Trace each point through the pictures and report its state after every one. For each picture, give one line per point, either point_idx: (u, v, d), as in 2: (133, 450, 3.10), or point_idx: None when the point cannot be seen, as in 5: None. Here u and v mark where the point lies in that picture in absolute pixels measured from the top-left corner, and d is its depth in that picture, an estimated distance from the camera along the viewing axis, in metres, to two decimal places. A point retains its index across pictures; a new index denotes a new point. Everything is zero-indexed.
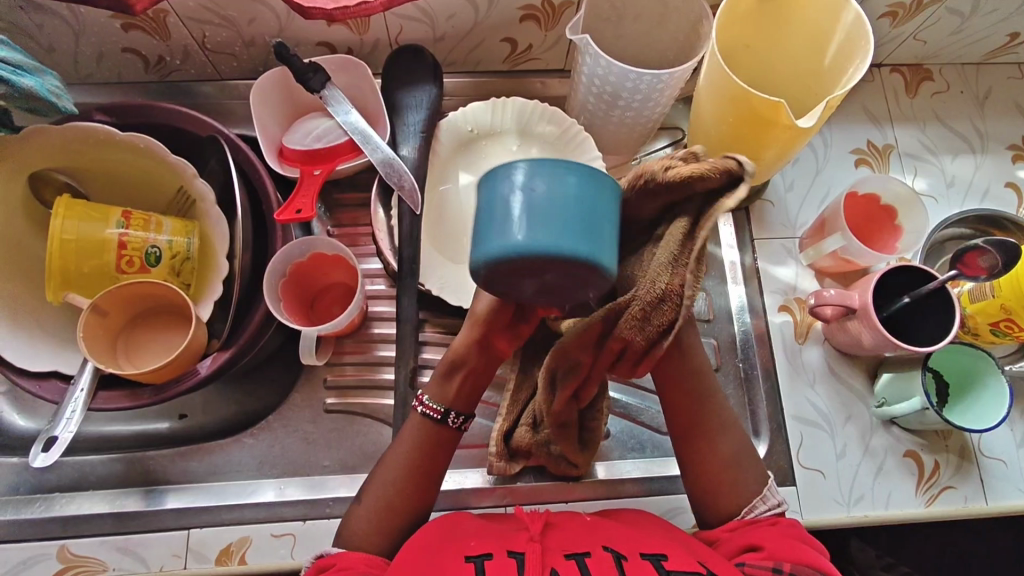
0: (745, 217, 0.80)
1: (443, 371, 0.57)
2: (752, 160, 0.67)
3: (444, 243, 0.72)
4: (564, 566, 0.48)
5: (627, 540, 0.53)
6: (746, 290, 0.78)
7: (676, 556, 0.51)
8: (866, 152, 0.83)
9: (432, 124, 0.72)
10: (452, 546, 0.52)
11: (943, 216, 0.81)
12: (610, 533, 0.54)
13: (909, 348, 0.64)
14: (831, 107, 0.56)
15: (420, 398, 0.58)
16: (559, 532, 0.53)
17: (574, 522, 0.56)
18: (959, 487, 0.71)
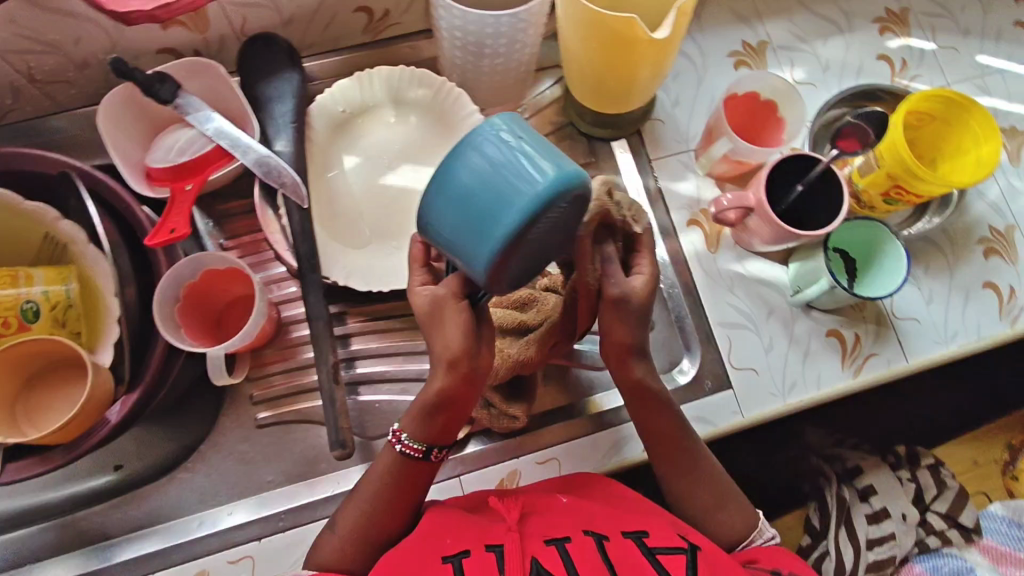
0: (640, 141, 0.80)
1: (423, 412, 0.55)
2: (630, 83, 0.67)
3: (342, 231, 0.69)
4: (546, 553, 0.51)
5: (609, 518, 0.57)
6: (653, 213, 0.78)
7: (656, 531, 0.56)
8: (742, 54, 0.84)
9: (301, 111, 0.69)
10: (432, 546, 0.53)
11: (821, 101, 0.82)
12: (588, 509, 0.58)
13: (809, 235, 0.66)
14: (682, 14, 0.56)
15: (398, 436, 0.56)
16: (538, 514, 0.56)
17: (550, 504, 0.58)
18: (881, 352, 0.75)
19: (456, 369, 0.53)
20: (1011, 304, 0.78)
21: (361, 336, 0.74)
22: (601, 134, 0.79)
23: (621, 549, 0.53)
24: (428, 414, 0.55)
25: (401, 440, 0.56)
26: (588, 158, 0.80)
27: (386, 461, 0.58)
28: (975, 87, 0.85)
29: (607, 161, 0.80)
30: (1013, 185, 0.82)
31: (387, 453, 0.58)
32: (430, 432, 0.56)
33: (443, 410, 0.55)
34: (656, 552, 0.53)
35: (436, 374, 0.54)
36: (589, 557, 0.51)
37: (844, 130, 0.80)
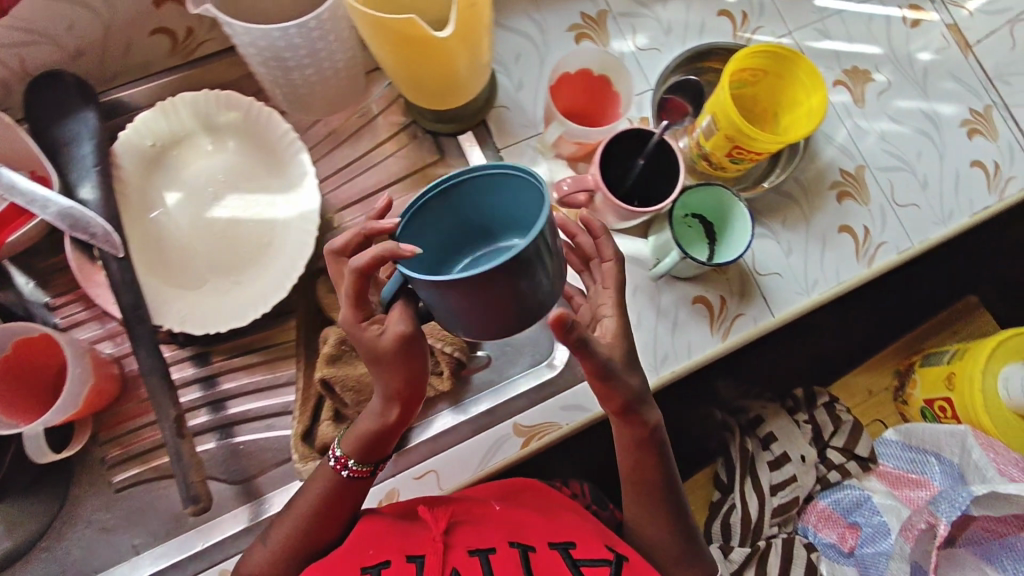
0: (486, 131, 0.77)
1: (372, 442, 0.58)
2: (445, 80, 0.64)
3: (171, 273, 0.65)
4: (470, 564, 0.53)
5: (540, 529, 0.59)
6: None
7: (583, 542, 0.58)
8: (582, 26, 0.81)
9: (104, 151, 0.64)
10: (354, 557, 0.55)
11: (660, 66, 0.81)
12: (519, 519, 0.60)
13: (649, 212, 0.65)
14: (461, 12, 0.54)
15: (343, 462, 0.59)
16: (468, 528, 0.57)
17: (484, 515, 0.60)
18: (748, 311, 0.76)
19: (405, 400, 0.56)
20: (867, 243, 0.80)
21: (232, 374, 0.72)
22: (445, 130, 0.77)
23: (547, 561, 0.55)
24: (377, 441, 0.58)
25: (346, 467, 0.59)
26: (435, 156, 0.77)
27: (326, 484, 0.59)
28: (816, 31, 0.85)
29: (456, 156, 0.77)
30: (859, 125, 0.83)
31: (323, 476, 0.60)
32: (372, 453, 0.58)
33: (385, 438, 0.58)
34: (580, 565, 0.56)
35: (390, 408, 0.57)
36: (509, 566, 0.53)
37: (670, 101, 0.80)
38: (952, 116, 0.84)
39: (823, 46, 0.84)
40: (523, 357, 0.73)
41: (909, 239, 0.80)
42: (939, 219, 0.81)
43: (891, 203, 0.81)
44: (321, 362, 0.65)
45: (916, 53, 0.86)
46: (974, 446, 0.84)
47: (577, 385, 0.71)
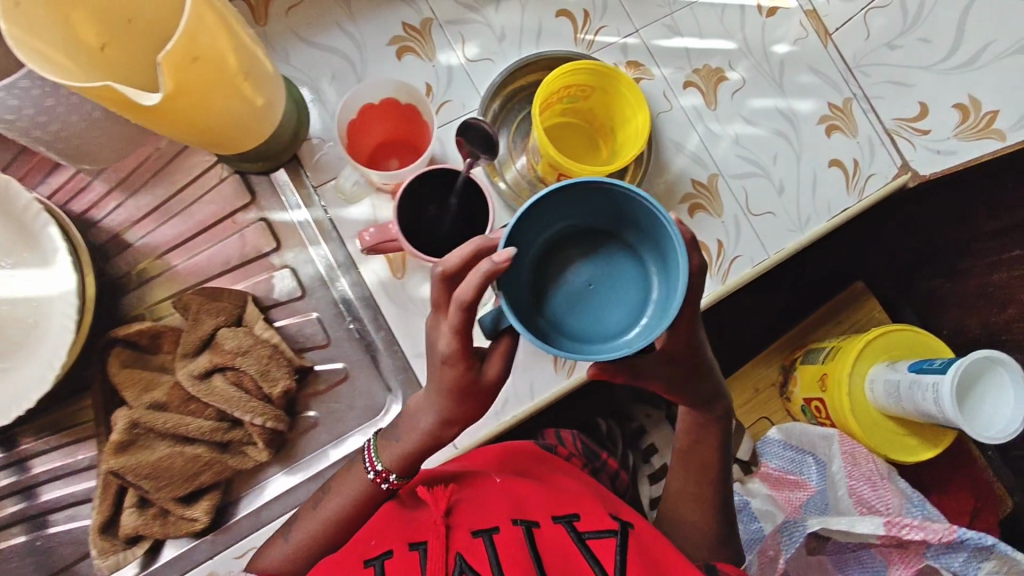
0: (298, 167, 0.70)
1: (413, 460, 0.60)
2: (215, 143, 0.58)
3: None
4: (473, 546, 0.52)
5: (539, 506, 0.59)
6: (328, 247, 0.70)
7: (588, 515, 0.58)
8: (404, 38, 0.73)
9: None
10: (358, 549, 0.56)
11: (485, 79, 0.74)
12: (522, 494, 0.60)
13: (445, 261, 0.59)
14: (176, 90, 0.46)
15: (385, 475, 0.61)
16: (467, 505, 0.58)
17: (487, 493, 0.60)
18: None
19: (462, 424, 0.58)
20: (720, 259, 0.76)
21: (44, 458, 0.65)
22: (253, 168, 0.68)
23: (552, 537, 0.55)
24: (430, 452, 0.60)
25: (387, 480, 0.61)
26: (246, 199, 0.70)
27: (362, 490, 0.61)
28: (664, 28, 0.78)
29: (267, 198, 0.70)
30: (711, 130, 0.78)
31: (357, 482, 0.62)
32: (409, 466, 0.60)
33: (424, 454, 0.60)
34: (584, 536, 0.55)
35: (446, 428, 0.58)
36: (514, 543, 0.52)
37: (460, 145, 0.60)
38: (810, 113, 0.79)
39: (673, 44, 0.78)
40: (353, 411, 0.69)
41: (763, 250, 0.77)
42: (794, 226, 0.78)
43: (744, 213, 0.77)
44: (110, 452, 0.60)
45: (773, 45, 0.80)
46: (836, 452, 0.87)
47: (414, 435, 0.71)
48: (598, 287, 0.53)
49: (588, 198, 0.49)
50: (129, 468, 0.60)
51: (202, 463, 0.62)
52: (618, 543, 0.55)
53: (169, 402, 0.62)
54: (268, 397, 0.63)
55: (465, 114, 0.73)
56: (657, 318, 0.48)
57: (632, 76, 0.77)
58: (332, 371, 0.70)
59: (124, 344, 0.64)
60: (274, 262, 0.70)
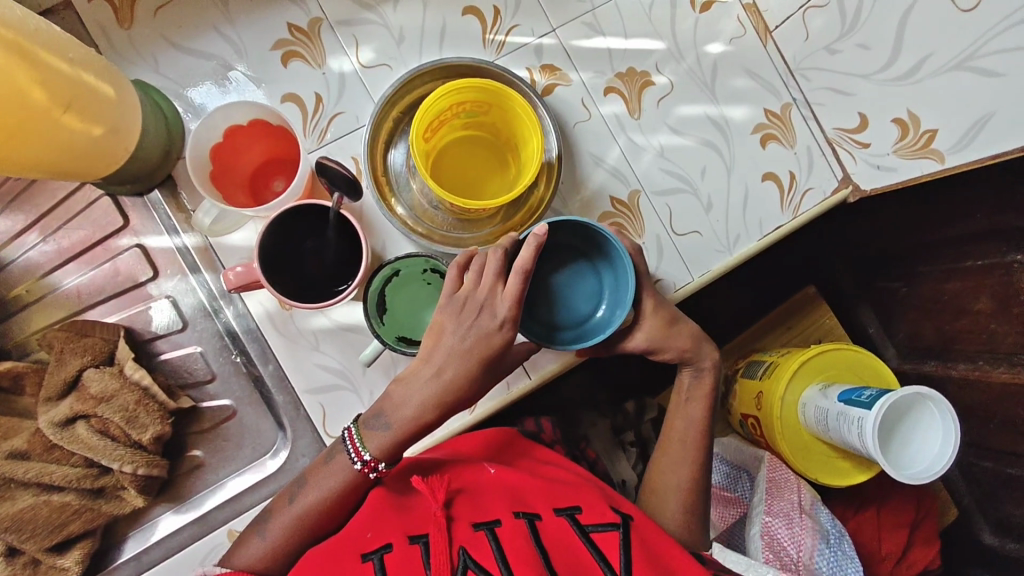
0: (173, 188, 0.64)
1: (406, 444, 0.58)
2: (65, 171, 0.53)
3: None
4: (476, 538, 0.52)
5: (541, 497, 0.59)
6: (209, 276, 0.64)
7: (589, 507, 0.58)
8: (290, 41, 0.66)
9: None
10: (353, 542, 0.54)
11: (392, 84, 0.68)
12: (520, 486, 0.60)
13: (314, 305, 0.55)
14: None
15: (375, 465, 0.58)
16: (465, 498, 0.57)
17: (484, 486, 0.59)
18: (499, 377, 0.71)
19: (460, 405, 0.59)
20: None
21: None
22: (121, 190, 0.62)
23: (554, 528, 0.55)
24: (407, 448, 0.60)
25: (375, 470, 0.58)
26: (117, 223, 0.65)
27: (351, 483, 0.58)
28: (584, 26, 0.72)
29: (141, 221, 0.65)
30: (634, 141, 0.72)
31: (340, 472, 0.59)
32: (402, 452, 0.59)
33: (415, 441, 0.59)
34: (589, 528, 0.55)
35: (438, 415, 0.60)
36: (520, 539, 0.52)
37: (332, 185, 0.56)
38: (743, 120, 0.73)
39: (594, 45, 0.72)
40: (241, 450, 0.65)
41: (687, 272, 0.71)
42: (723, 245, 0.72)
43: (668, 231, 0.71)
44: None
45: (704, 45, 0.73)
46: (761, 475, 0.82)
47: None
48: (567, 288, 0.62)
49: (570, 227, 0.59)
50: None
51: (69, 511, 0.58)
52: (622, 536, 0.55)
53: (31, 450, 0.58)
54: (140, 442, 0.59)
55: (360, 127, 0.67)
56: (614, 309, 0.60)
57: (547, 82, 0.71)
58: (218, 408, 0.65)
59: None
60: (151, 292, 0.65)
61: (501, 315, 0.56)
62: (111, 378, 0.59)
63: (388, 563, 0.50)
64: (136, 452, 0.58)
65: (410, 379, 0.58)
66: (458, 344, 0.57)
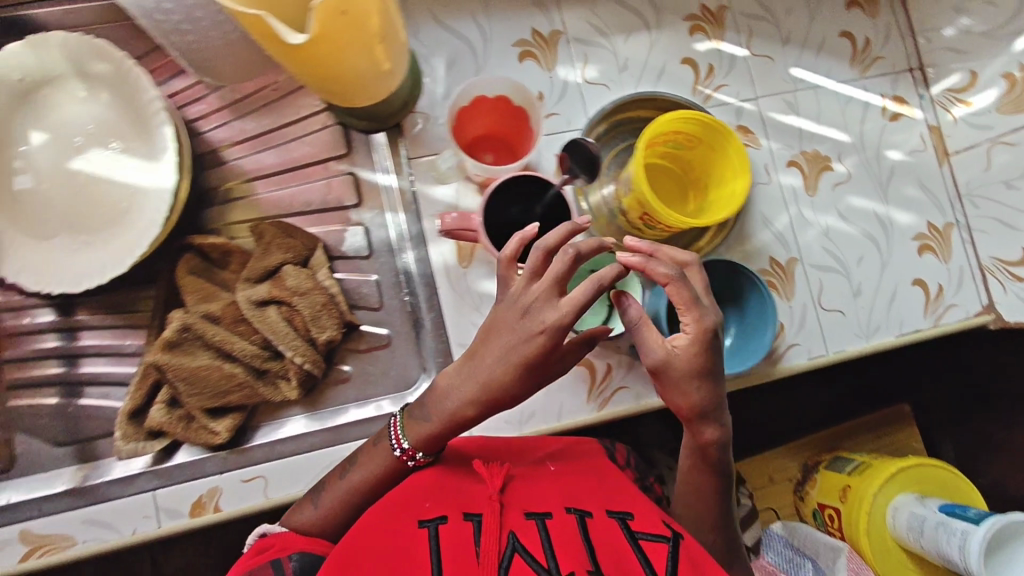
0: (399, 135, 0.72)
1: (443, 437, 0.55)
2: (350, 85, 0.59)
3: (22, 220, 0.62)
4: (525, 527, 0.48)
5: (594, 497, 0.54)
6: (406, 218, 0.72)
7: (643, 515, 0.53)
8: (529, 43, 0.75)
9: None
10: (409, 507, 0.52)
11: (601, 105, 0.75)
12: (575, 487, 0.55)
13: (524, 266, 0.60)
14: (333, 11, 0.48)
15: (411, 453, 0.56)
16: (521, 484, 0.54)
17: (535, 476, 0.56)
18: (631, 386, 0.72)
19: (492, 403, 0.54)
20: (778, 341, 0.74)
21: (90, 330, 0.69)
22: (355, 125, 0.71)
23: (603, 528, 0.50)
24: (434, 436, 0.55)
25: (414, 459, 0.56)
26: (341, 151, 0.73)
27: (392, 468, 0.58)
28: (784, 103, 0.79)
29: (361, 155, 0.73)
30: (803, 216, 0.77)
31: (379, 458, 0.58)
32: (431, 441, 0.56)
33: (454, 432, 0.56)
34: (638, 536, 0.51)
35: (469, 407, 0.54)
36: (568, 533, 0.48)
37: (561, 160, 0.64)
38: (906, 226, 0.78)
39: (787, 121, 0.78)
40: (385, 379, 0.69)
41: (823, 345, 0.75)
42: (861, 331, 0.75)
43: (815, 303, 0.75)
44: (158, 347, 0.63)
45: (888, 149, 0.79)
46: (841, 566, 0.80)
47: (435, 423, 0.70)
48: None
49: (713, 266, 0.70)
50: (177, 370, 0.62)
51: (234, 381, 0.64)
52: (671, 548, 0.49)
53: (221, 317, 0.64)
54: (313, 339, 0.65)
55: (569, 130, 0.74)
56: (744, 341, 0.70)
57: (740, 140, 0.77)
58: (374, 334, 0.70)
59: (196, 253, 0.67)
60: (351, 218, 0.72)
61: (546, 321, 0.51)
62: (305, 277, 0.66)
63: (439, 536, 0.47)
64: (307, 346, 0.64)
65: (456, 371, 0.56)
66: (503, 342, 0.53)
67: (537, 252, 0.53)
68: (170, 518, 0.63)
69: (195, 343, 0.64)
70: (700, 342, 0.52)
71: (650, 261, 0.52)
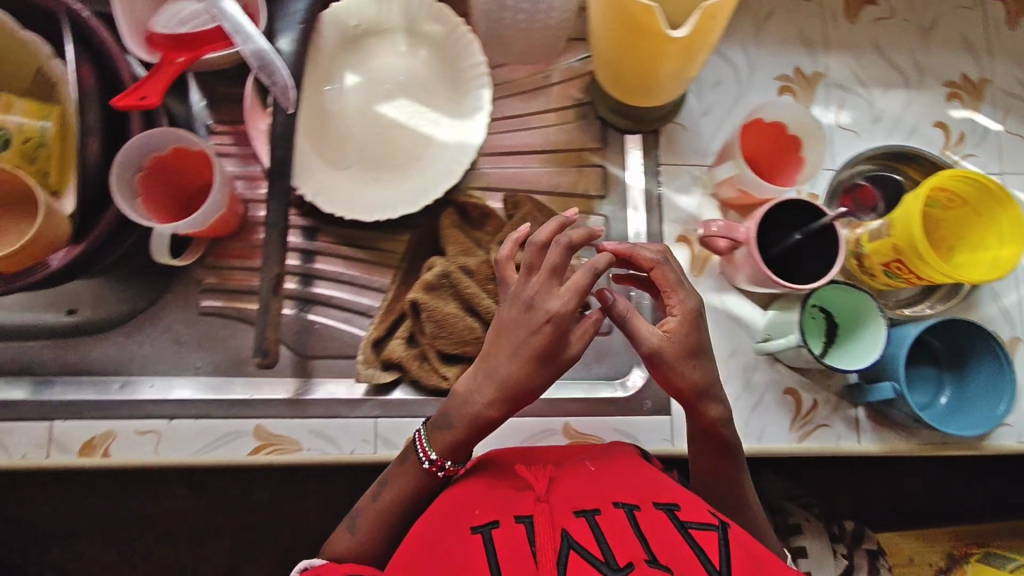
0: (655, 141, 0.76)
1: (469, 441, 0.55)
2: (652, 75, 0.62)
3: (323, 147, 0.68)
4: (577, 527, 0.46)
5: (641, 488, 0.52)
6: (646, 218, 0.75)
7: (689, 503, 0.50)
8: (791, 79, 0.78)
9: (313, 16, 0.65)
10: (462, 513, 0.50)
11: (856, 150, 0.76)
12: (620, 480, 0.52)
13: (789, 285, 0.62)
14: (711, 15, 0.51)
15: (440, 464, 0.55)
16: (564, 482, 0.51)
17: (577, 474, 0.53)
18: (833, 425, 0.73)
19: (514, 402, 0.54)
20: None
21: (325, 258, 0.73)
22: (617, 123, 0.75)
23: (652, 523, 0.48)
24: (447, 429, 0.55)
25: (442, 469, 0.55)
26: (596, 145, 0.76)
27: (413, 479, 0.56)
28: None
29: (614, 151, 0.76)
30: None
31: (406, 477, 0.56)
32: (458, 448, 0.55)
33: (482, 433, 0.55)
34: (688, 526, 0.48)
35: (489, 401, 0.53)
36: (622, 527, 0.47)
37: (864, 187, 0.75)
38: None
39: None
40: None
41: None
42: None
43: None
44: (420, 286, 0.67)
45: None
46: None
47: (638, 416, 0.71)
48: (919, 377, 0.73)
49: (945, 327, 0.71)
50: (429, 313, 0.66)
51: (476, 337, 0.67)
52: (721, 540, 0.47)
53: (476, 272, 0.68)
54: None
55: None
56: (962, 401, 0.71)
57: None
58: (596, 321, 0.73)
59: (455, 209, 0.72)
60: (594, 207, 0.76)
61: (552, 309, 0.51)
62: None
63: (496, 542, 0.46)
64: None
65: (473, 378, 0.55)
66: (511, 338, 0.53)
67: (530, 246, 0.54)
68: (386, 447, 0.67)
69: (444, 291, 0.68)
70: (688, 321, 0.54)
71: (635, 248, 0.56)
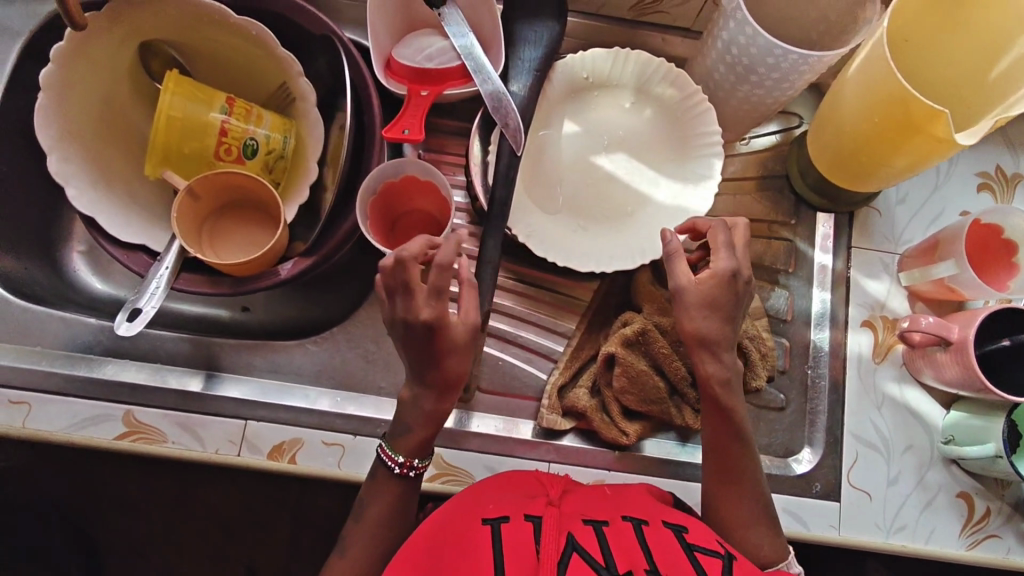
0: (848, 222, 0.76)
1: (431, 437, 0.55)
2: (877, 165, 0.62)
3: (537, 189, 0.68)
4: (582, 531, 0.45)
5: (647, 509, 0.51)
6: (831, 297, 0.75)
7: (698, 529, 0.49)
8: (991, 177, 0.77)
9: (548, 64, 0.67)
10: (471, 513, 0.49)
11: None
12: (624, 500, 0.52)
13: (999, 392, 0.62)
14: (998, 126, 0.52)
15: (409, 463, 0.56)
16: (576, 498, 0.51)
17: (591, 494, 0.53)
18: (1005, 537, 0.69)
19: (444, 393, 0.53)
20: None
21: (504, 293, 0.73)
22: (813, 200, 0.75)
23: (657, 536, 0.46)
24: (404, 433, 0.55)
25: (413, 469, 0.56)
26: (788, 218, 0.76)
27: (394, 493, 0.56)
28: None
29: (805, 227, 0.76)
30: None
31: (386, 489, 0.56)
32: (419, 445, 0.55)
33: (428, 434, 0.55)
34: (695, 548, 0.46)
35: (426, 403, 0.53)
36: (627, 539, 0.45)
37: None
38: None
39: None
40: (770, 440, 0.72)
41: None
42: None
43: None
44: (618, 339, 0.67)
45: None
46: None
47: (808, 498, 0.69)
48: None
49: None
50: (625, 368, 0.67)
51: (660, 397, 0.67)
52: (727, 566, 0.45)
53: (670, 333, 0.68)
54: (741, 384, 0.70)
55: None
56: None
57: None
58: (772, 395, 0.73)
59: (652, 267, 0.72)
60: (778, 279, 0.75)
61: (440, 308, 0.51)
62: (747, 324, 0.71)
63: (503, 534, 0.44)
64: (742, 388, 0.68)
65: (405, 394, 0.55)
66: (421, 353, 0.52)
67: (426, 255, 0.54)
68: None
69: (634, 348, 0.68)
70: (718, 279, 0.54)
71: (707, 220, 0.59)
